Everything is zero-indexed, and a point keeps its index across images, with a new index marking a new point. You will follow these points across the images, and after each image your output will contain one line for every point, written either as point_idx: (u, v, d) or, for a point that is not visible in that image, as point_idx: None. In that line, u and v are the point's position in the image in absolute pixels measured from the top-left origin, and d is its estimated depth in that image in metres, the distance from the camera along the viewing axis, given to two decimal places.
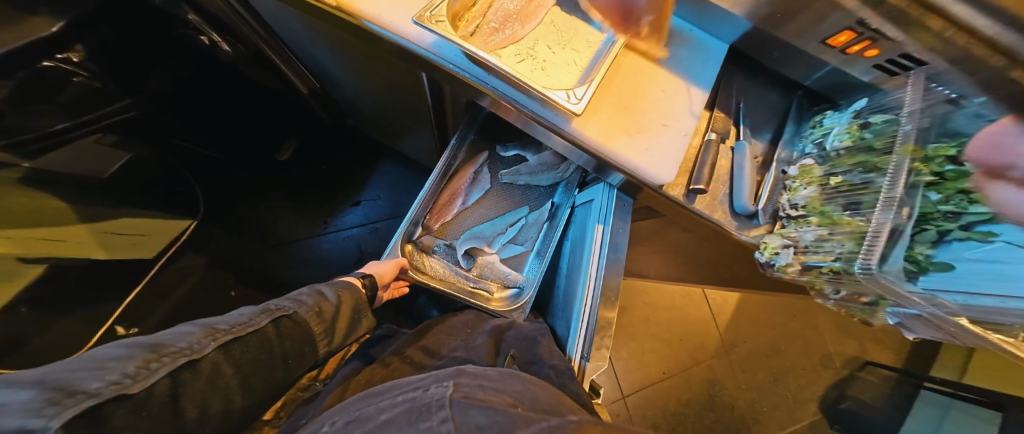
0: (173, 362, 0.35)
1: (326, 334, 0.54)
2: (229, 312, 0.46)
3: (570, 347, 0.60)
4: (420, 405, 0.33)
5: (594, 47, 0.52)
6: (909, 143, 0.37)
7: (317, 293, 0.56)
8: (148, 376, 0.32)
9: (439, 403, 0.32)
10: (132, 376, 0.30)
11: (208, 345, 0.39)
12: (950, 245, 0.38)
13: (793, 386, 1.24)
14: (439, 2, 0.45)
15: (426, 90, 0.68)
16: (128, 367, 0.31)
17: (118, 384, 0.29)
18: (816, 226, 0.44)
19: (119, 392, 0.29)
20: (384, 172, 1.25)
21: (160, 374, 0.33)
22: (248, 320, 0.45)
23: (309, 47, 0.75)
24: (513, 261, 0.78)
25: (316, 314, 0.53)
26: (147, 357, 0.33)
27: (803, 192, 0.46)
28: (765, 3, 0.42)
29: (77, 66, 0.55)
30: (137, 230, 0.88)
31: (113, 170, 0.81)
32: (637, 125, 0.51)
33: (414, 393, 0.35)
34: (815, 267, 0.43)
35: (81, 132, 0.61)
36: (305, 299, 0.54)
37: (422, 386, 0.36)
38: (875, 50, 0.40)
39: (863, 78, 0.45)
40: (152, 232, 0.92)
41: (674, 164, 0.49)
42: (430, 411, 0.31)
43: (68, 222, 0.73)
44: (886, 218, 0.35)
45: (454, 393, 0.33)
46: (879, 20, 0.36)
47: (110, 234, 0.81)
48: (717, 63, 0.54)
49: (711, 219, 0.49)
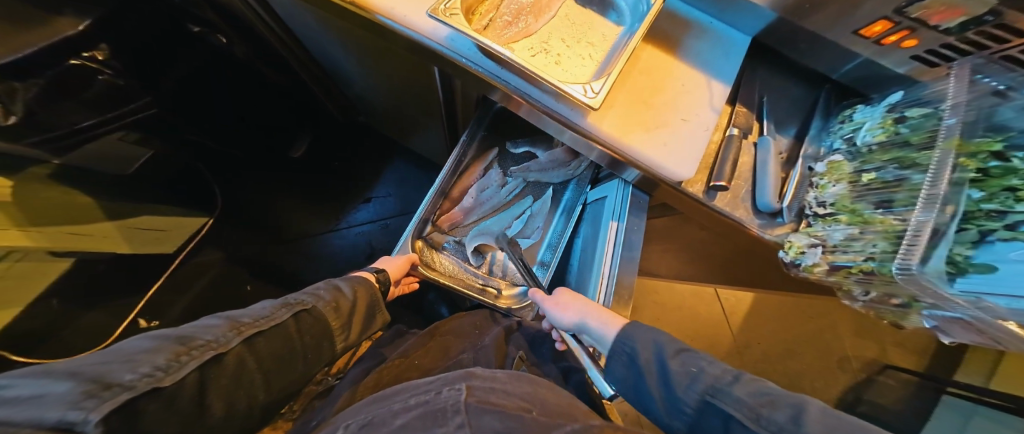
0: (201, 356, 0.35)
1: (343, 331, 0.55)
2: (251, 305, 0.47)
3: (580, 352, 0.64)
4: (435, 409, 0.33)
5: (611, 41, 0.51)
6: (953, 137, 0.35)
7: (333, 288, 0.56)
8: (178, 370, 0.32)
9: (455, 407, 0.32)
10: (164, 369, 0.30)
11: (233, 339, 0.39)
12: (992, 245, 0.35)
13: (810, 389, 1.20)
14: None
15: (438, 85, 0.68)
16: (158, 360, 0.31)
17: (151, 376, 0.29)
18: (845, 225, 0.42)
19: (152, 385, 0.29)
20: (394, 169, 1.25)
21: (188, 368, 0.33)
22: (270, 314, 0.46)
23: (323, 44, 0.75)
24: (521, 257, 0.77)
25: (333, 309, 0.54)
26: (177, 351, 0.33)
27: (832, 189, 0.44)
28: None
29: (102, 64, 0.55)
30: (160, 226, 0.91)
31: (136, 167, 0.82)
32: (656, 120, 0.49)
33: (427, 395, 0.35)
34: (843, 267, 0.42)
35: (116, 124, 0.64)
36: (323, 294, 0.54)
37: (434, 388, 0.36)
38: (913, 41, 0.38)
39: (897, 70, 0.43)
40: (173, 228, 0.95)
41: (693, 160, 0.47)
42: (445, 416, 0.31)
43: (98, 220, 0.74)
44: (927, 217, 0.34)
45: (467, 398, 0.33)
46: (916, 10, 0.35)
47: (136, 228, 0.83)
48: (738, 56, 0.52)
49: (732, 217, 0.48)
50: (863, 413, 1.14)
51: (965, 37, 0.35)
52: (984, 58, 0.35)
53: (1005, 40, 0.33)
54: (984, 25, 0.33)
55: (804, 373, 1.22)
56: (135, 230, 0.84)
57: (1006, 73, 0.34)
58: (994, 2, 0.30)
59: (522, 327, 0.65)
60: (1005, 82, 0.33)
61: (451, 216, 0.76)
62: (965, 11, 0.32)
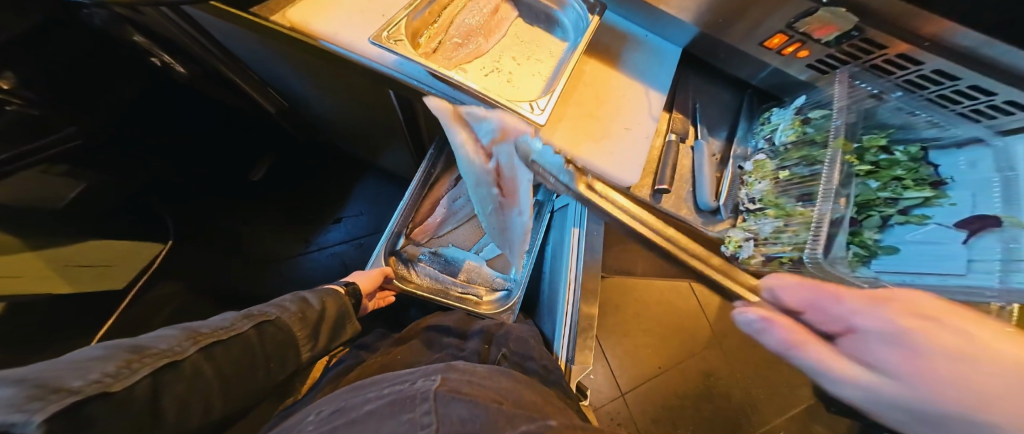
0: (154, 362, 0.35)
1: (309, 340, 0.54)
2: (211, 318, 0.47)
3: (554, 346, 0.62)
4: (405, 396, 0.34)
5: (557, 56, 0.54)
6: (841, 137, 0.41)
7: (300, 300, 0.56)
8: (129, 376, 0.32)
9: (424, 395, 0.33)
10: (113, 375, 0.31)
11: (189, 348, 0.39)
12: (893, 229, 0.42)
13: (787, 372, 1.27)
14: (398, 21, 0.47)
15: (396, 107, 0.68)
16: (108, 366, 0.32)
17: (99, 382, 0.30)
18: (772, 218, 0.46)
19: (101, 389, 0.29)
20: (366, 187, 1.25)
21: (140, 374, 0.33)
22: (229, 325, 0.46)
23: (277, 71, 0.77)
24: (497, 262, 0.77)
25: (300, 318, 0.54)
26: (128, 358, 0.34)
27: (758, 186, 0.48)
28: (708, 9, 0.46)
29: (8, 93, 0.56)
30: (104, 259, 0.86)
31: (70, 199, 0.76)
32: (602, 130, 0.52)
33: (401, 385, 0.36)
34: (776, 258, 0.44)
35: (24, 162, 0.62)
36: (288, 305, 0.54)
37: (409, 379, 0.37)
38: (806, 51, 0.44)
39: (800, 77, 0.48)
40: (122, 260, 0.92)
41: (637, 165, 0.51)
42: (414, 403, 0.32)
43: (15, 251, 0.69)
44: (827, 208, 0.40)
45: (438, 387, 0.34)
46: (803, 25, 0.40)
47: (74, 265, 0.80)
48: (672, 65, 0.56)
49: (677, 217, 0.51)
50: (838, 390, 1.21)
51: (842, 49, 0.41)
52: (859, 66, 0.41)
53: (870, 51, 0.39)
54: (853, 38, 0.39)
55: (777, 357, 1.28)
56: (74, 269, 0.80)
57: (876, 79, 0.40)
58: (856, 20, 0.36)
59: (502, 328, 0.64)
60: (878, 87, 0.40)
61: (424, 228, 0.78)
62: (837, 27, 0.38)
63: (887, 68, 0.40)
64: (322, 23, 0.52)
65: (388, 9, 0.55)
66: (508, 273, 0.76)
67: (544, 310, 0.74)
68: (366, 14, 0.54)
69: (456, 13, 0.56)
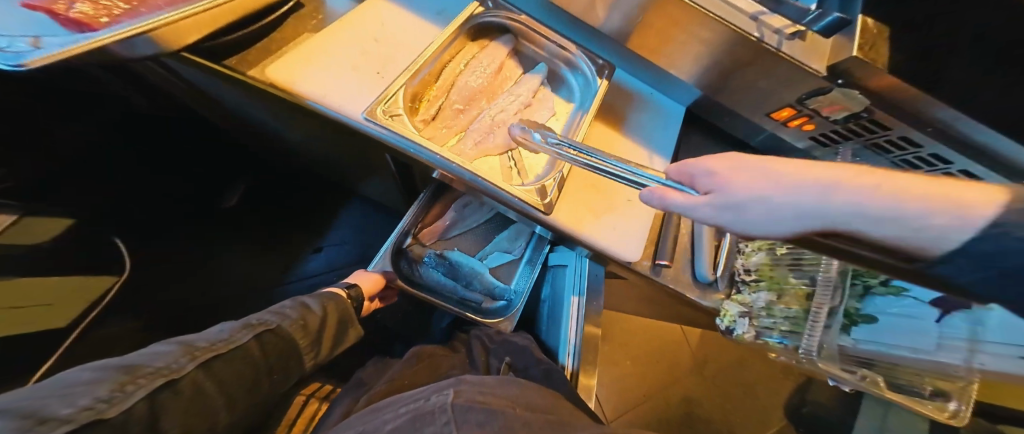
0: (149, 383, 0.37)
1: (311, 348, 0.61)
2: (208, 329, 0.50)
3: (560, 356, 0.66)
4: (424, 412, 0.37)
5: (566, 116, 0.64)
6: None
7: (300, 306, 0.62)
8: (124, 400, 0.34)
9: (442, 409, 0.36)
10: (105, 401, 0.33)
11: (187, 364, 0.42)
12: (874, 299, 0.45)
13: (762, 395, 1.30)
14: (392, 95, 0.51)
15: (389, 164, 0.75)
16: (100, 391, 0.33)
17: (90, 409, 0.31)
18: (765, 291, 0.55)
19: (92, 418, 0.31)
20: (350, 214, 1.18)
21: (135, 397, 0.35)
22: (229, 336, 0.50)
23: (245, 109, 0.70)
24: (502, 270, 0.79)
25: (300, 326, 0.60)
26: (122, 380, 0.35)
27: (755, 258, 0.59)
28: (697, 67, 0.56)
29: None
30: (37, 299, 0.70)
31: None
32: (603, 206, 0.61)
33: (416, 403, 0.39)
34: (766, 335, 0.52)
35: None
36: (289, 312, 0.60)
37: (424, 396, 0.40)
38: (812, 125, 0.54)
39: (799, 143, 0.60)
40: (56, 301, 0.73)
41: (637, 244, 0.59)
42: (433, 417, 0.36)
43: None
44: (827, 299, 0.46)
45: (454, 398, 0.37)
46: (814, 101, 0.50)
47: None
48: (675, 121, 0.68)
49: (678, 291, 0.59)
50: (806, 413, 1.25)
51: (846, 126, 0.51)
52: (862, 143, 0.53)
53: (875, 131, 0.48)
54: (860, 119, 0.48)
55: (755, 379, 1.32)
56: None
57: (873, 156, 0.53)
58: (867, 102, 0.44)
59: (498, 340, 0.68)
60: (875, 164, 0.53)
61: (432, 229, 0.79)
62: (848, 107, 0.47)
63: (886, 147, 0.50)
64: (305, 84, 0.54)
65: (384, 66, 0.60)
66: (510, 284, 0.78)
67: (546, 325, 0.78)
68: (358, 72, 0.58)
69: (458, 72, 0.61)
